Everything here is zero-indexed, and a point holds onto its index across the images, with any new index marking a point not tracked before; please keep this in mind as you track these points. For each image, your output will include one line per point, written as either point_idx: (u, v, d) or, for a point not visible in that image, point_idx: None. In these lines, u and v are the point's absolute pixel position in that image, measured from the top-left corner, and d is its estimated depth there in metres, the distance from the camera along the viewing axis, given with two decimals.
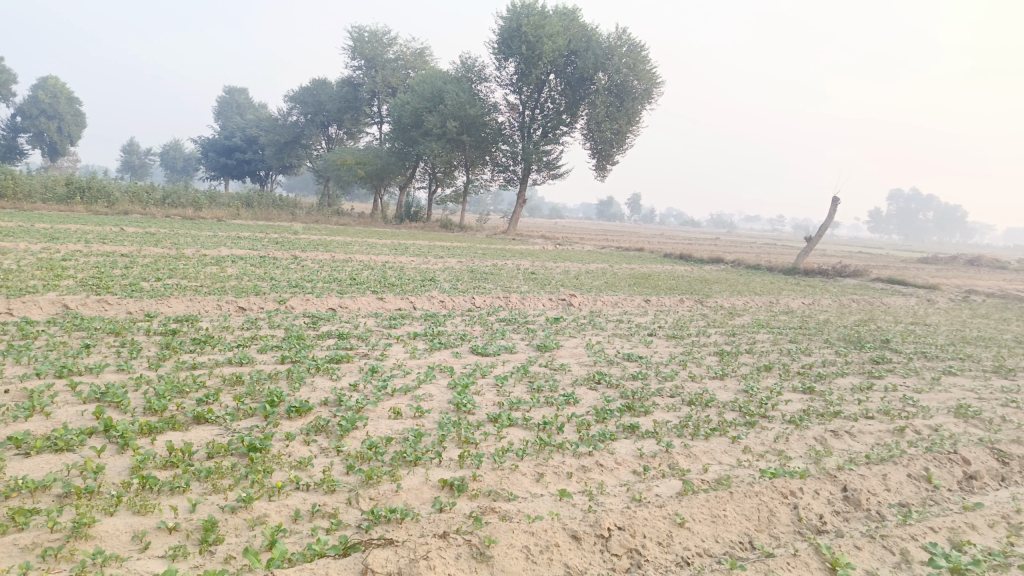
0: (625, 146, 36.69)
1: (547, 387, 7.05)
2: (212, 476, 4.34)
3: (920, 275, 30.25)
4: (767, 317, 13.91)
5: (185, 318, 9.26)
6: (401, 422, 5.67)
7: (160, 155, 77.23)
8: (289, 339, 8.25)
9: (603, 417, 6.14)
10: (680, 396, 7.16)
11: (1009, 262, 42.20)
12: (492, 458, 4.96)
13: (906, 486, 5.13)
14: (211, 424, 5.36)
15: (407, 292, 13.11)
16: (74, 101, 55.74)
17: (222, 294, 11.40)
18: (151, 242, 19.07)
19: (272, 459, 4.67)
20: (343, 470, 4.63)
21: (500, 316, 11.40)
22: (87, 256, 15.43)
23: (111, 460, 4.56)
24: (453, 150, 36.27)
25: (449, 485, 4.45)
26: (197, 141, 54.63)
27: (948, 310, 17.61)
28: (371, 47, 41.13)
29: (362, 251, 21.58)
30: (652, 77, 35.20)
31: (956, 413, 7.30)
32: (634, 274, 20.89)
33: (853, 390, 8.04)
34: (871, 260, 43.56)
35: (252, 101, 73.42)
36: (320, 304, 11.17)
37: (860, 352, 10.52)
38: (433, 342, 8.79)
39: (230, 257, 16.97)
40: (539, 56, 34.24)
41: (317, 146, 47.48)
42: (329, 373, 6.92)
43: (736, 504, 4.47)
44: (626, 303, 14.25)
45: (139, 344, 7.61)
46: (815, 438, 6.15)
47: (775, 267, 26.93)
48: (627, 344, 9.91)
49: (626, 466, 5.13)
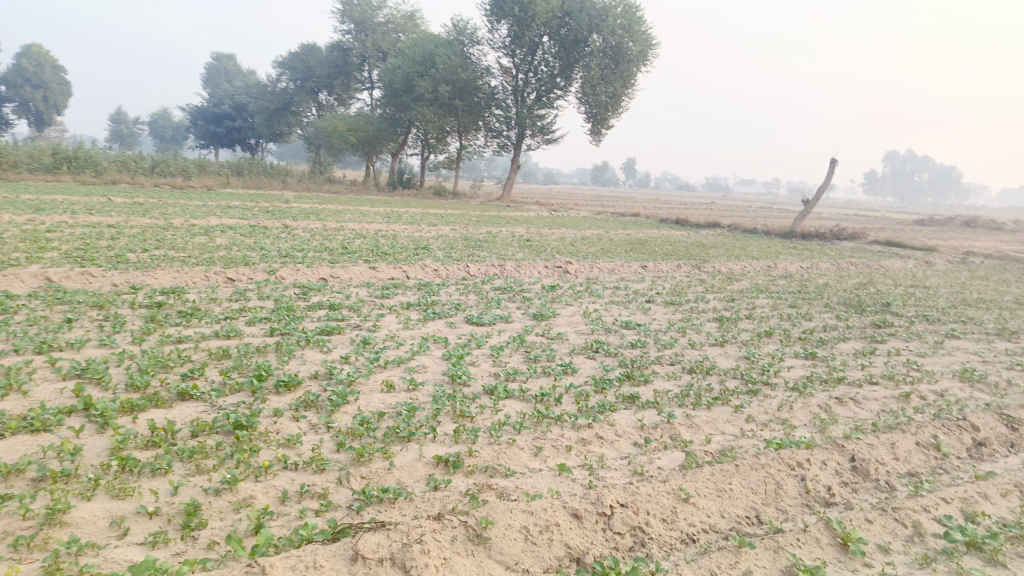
0: (620, 110, 36.15)
1: (544, 357, 6.87)
2: (196, 456, 4.16)
3: (918, 237, 29.99)
4: (766, 281, 13.71)
5: (171, 290, 9.00)
6: (394, 396, 5.48)
7: (148, 124, 75.95)
8: (279, 311, 8.01)
9: (602, 387, 5.96)
10: (681, 364, 7.00)
11: (1005, 223, 41.90)
12: (489, 433, 4.77)
13: (915, 454, 4.98)
14: (197, 400, 5.16)
15: (400, 261, 12.86)
16: (59, 69, 54.62)
17: (210, 265, 11.11)
18: (139, 212, 18.69)
19: (259, 437, 4.48)
20: (333, 447, 4.44)
21: (495, 285, 11.18)
22: (73, 227, 15.09)
23: (90, 440, 4.36)
24: (446, 115, 35.64)
25: (444, 462, 4.28)
26: (185, 109, 53.66)
27: (947, 272, 17.44)
28: (360, 11, 40.21)
29: (355, 219, 21.23)
30: (647, 38, 34.54)
31: (961, 377, 7.16)
32: (630, 239, 20.64)
33: (856, 355, 7.89)
34: (866, 222, 43.36)
35: (240, 68, 72.04)
36: (311, 274, 10.91)
37: (861, 316, 10.35)
38: (427, 312, 8.58)
39: (220, 227, 16.65)
40: (532, 18, 33.51)
41: (307, 113, 46.68)
42: (320, 346, 6.70)
43: (742, 477, 4.30)
44: (623, 269, 14.01)
45: (123, 317, 7.38)
46: (820, 406, 5.99)
47: (771, 231, 26.69)
48: (625, 312, 9.73)
49: (627, 438, 4.97)
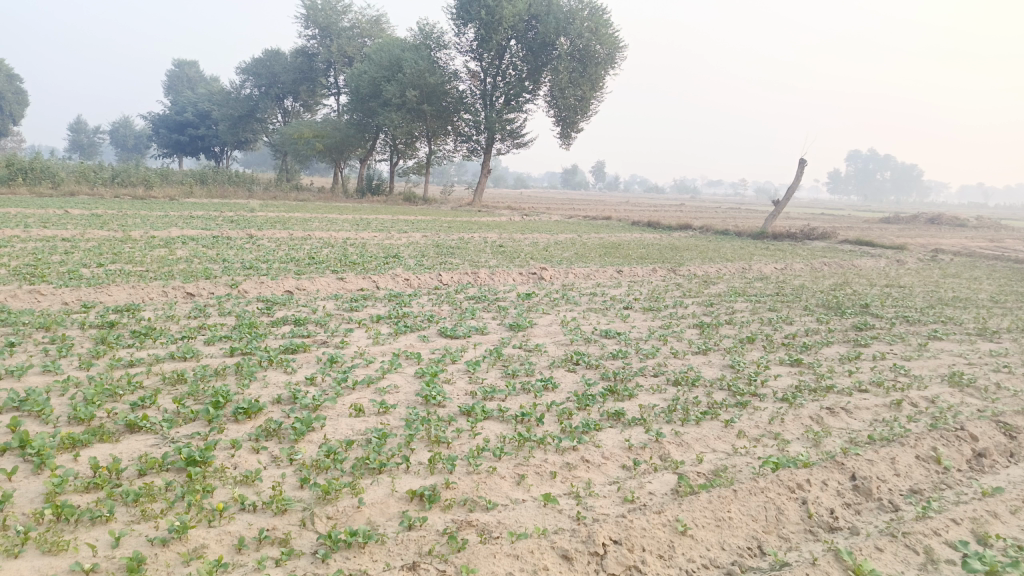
0: (589, 113, 36.09)
1: (523, 371, 6.53)
2: (142, 499, 3.74)
3: (886, 235, 30.32)
4: (743, 284, 13.54)
5: (125, 308, 8.48)
6: (363, 422, 5.09)
7: (108, 133, 74.14)
8: (240, 328, 7.55)
9: (586, 404, 5.64)
10: (665, 375, 6.69)
11: (967, 220, 42.67)
12: (467, 461, 4.41)
13: (916, 470, 4.78)
14: (147, 433, 4.73)
15: (370, 271, 12.45)
16: (14, 78, 53.06)
17: (168, 280, 10.58)
18: (96, 224, 17.98)
19: (213, 474, 4.08)
20: (295, 483, 4.05)
21: (468, 294, 10.81)
22: (25, 241, 14.40)
23: (23, 484, 3.91)
24: (414, 120, 35.23)
25: (419, 496, 3.92)
26: (146, 118, 52.38)
27: (920, 270, 17.49)
28: (324, 16, 39.78)
29: (322, 227, 20.72)
30: (615, 41, 34.57)
31: (950, 381, 6.99)
32: (603, 243, 20.44)
33: (842, 361, 7.67)
34: (834, 222, 43.80)
35: (202, 75, 70.76)
36: (276, 287, 10.45)
37: (841, 318, 10.20)
38: (398, 326, 8.17)
39: (181, 238, 16.03)
40: (498, 21, 33.29)
41: (273, 120, 45.82)
42: (283, 367, 6.28)
43: (741, 504, 4.01)
44: (598, 274, 13.75)
45: (70, 339, 6.88)
46: (812, 418, 5.74)
47: (743, 232, 26.70)
48: (603, 319, 9.45)
49: (614, 461, 4.65)
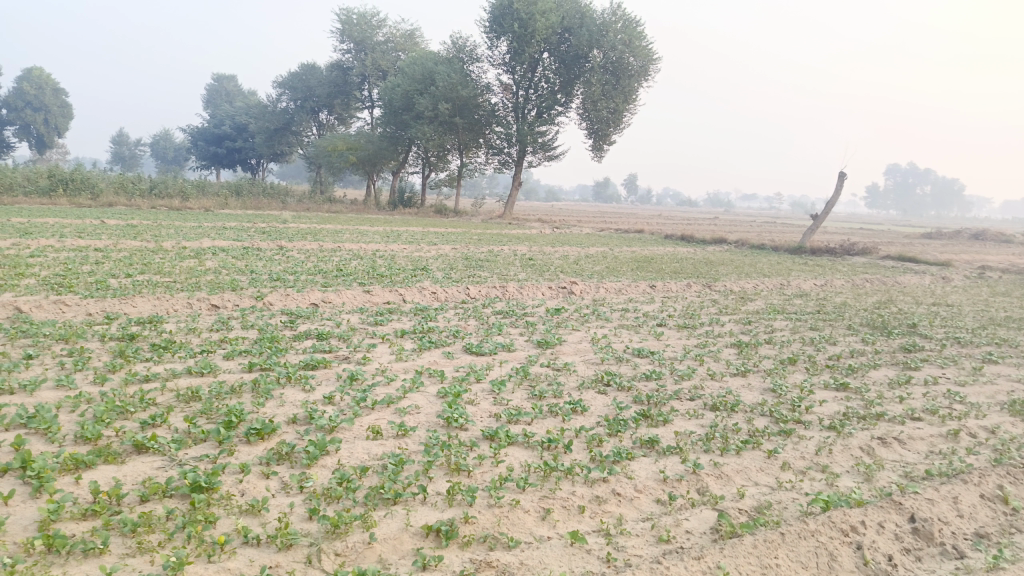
0: (622, 125, 35.72)
1: (551, 393, 6.20)
2: (141, 530, 3.50)
3: (930, 251, 29.26)
4: (782, 301, 13.04)
5: (147, 320, 8.35)
6: (380, 445, 4.81)
7: (149, 146, 75.81)
8: (260, 342, 7.35)
9: (617, 430, 5.29)
10: (702, 399, 6.30)
11: (1014, 235, 41.13)
12: (488, 492, 4.10)
13: (981, 510, 4.34)
14: (155, 454, 4.50)
15: (397, 283, 12.24)
16: (60, 92, 54.49)
17: (194, 291, 10.48)
18: (130, 234, 18.14)
19: (219, 502, 3.83)
20: (303, 515, 3.77)
21: (496, 308, 10.52)
22: (58, 251, 14.50)
23: (20, 508, 3.71)
24: (446, 133, 35.27)
25: (435, 532, 3.63)
26: (186, 131, 53.32)
27: (967, 288, 16.76)
28: (359, 30, 40.12)
29: (352, 239, 20.65)
30: (648, 54, 34.19)
31: (1011, 410, 6.47)
32: (635, 257, 20.03)
33: (891, 386, 7.19)
34: (874, 237, 42.66)
35: (241, 88, 72.07)
36: (301, 300, 10.28)
37: (888, 339, 9.67)
38: (422, 341, 7.91)
39: (212, 249, 16.02)
40: (532, 34, 33.16)
41: (308, 132, 46.27)
42: (302, 384, 6.04)
43: (790, 549, 3.64)
44: (630, 289, 13.36)
45: (89, 352, 6.74)
46: (862, 448, 5.31)
47: (780, 246, 26.03)
48: (636, 337, 9.08)
49: (648, 494, 4.30)
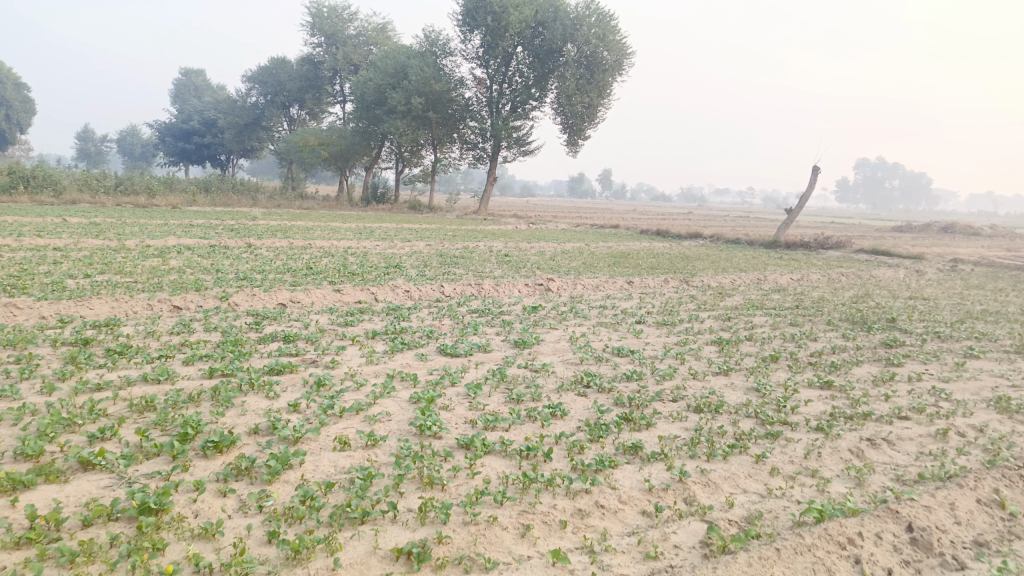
0: (596, 120, 35.56)
1: (529, 396, 5.93)
2: (79, 560, 3.16)
3: (902, 245, 29.48)
4: (760, 296, 12.92)
5: (103, 323, 7.94)
6: (348, 457, 4.52)
7: (116, 141, 74.16)
8: (223, 346, 6.99)
9: (599, 435, 5.04)
10: (685, 401, 6.07)
11: (983, 228, 41.75)
12: (463, 509, 3.82)
13: (978, 516, 4.17)
14: (102, 471, 4.16)
15: (369, 282, 11.90)
16: (22, 87, 52.97)
17: (154, 292, 10.02)
18: (92, 232, 17.53)
19: (169, 525, 3.51)
20: (262, 538, 3.47)
21: (471, 307, 10.22)
22: (15, 251, 13.90)
23: None
24: (419, 128, 34.75)
25: (405, 554, 3.35)
26: (153, 126, 52.14)
27: (940, 281, 16.82)
28: (330, 23, 39.41)
29: (323, 236, 20.17)
30: (622, 48, 34.07)
31: (997, 407, 6.35)
32: (611, 252, 19.85)
33: (876, 383, 7.03)
34: (847, 230, 42.98)
35: (210, 83, 70.69)
36: (268, 300, 9.88)
37: (868, 335, 9.55)
38: (394, 343, 7.59)
39: (177, 247, 15.47)
40: (505, 28, 32.82)
41: (279, 128, 45.45)
42: (265, 392, 5.70)
43: (786, 566, 3.43)
44: (608, 285, 13.16)
45: (37, 359, 6.33)
46: (851, 450, 5.13)
47: (755, 240, 26.01)
48: (615, 335, 8.85)
49: (633, 506, 4.06)
